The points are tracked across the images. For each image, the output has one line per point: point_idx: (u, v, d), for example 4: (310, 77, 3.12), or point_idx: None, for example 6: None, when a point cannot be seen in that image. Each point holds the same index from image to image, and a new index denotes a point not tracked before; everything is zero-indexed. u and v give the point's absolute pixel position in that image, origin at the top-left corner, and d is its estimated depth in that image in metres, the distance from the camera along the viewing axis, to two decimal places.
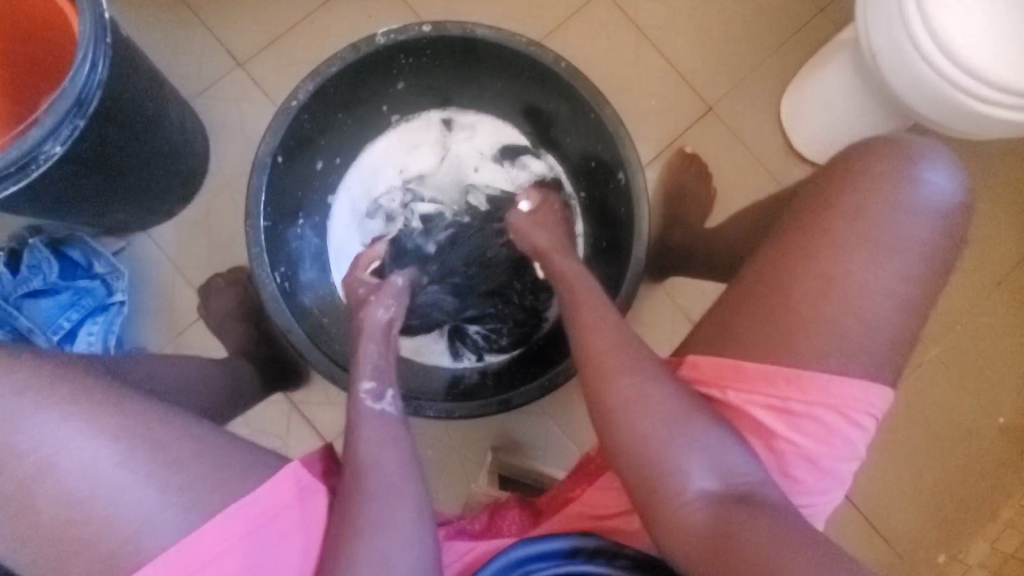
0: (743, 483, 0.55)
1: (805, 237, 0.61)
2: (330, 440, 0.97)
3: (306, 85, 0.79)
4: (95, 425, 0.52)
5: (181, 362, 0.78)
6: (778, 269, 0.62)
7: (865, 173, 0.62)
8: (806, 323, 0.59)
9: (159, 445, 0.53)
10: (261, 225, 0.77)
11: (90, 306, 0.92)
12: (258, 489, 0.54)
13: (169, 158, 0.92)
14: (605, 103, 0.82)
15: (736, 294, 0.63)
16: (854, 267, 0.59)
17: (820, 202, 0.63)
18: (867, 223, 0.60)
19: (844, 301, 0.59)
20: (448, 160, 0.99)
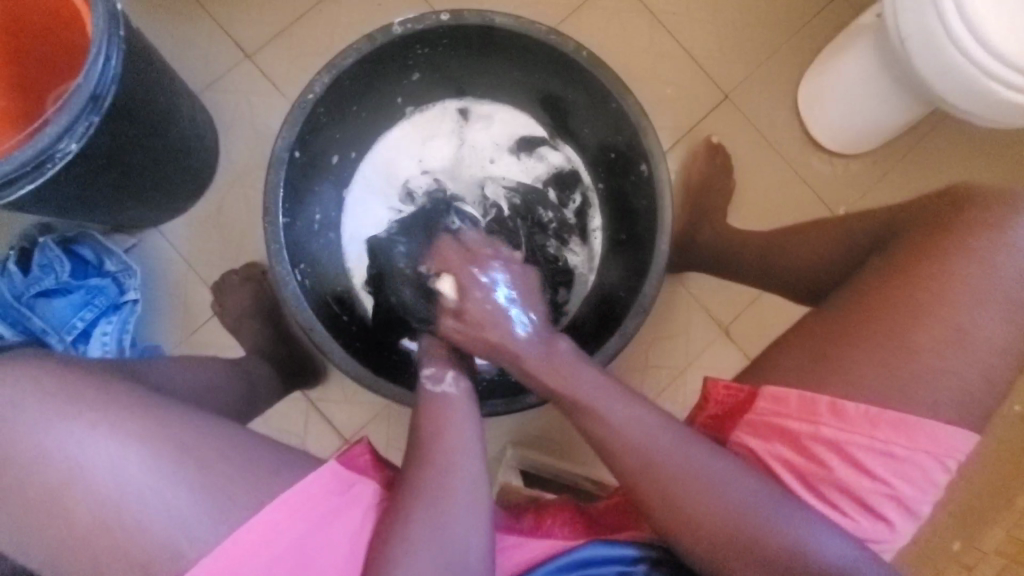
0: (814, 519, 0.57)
1: (905, 266, 0.65)
2: (349, 437, 0.97)
3: (322, 78, 0.77)
4: (126, 427, 0.51)
5: (203, 363, 0.76)
6: (889, 299, 0.64)
7: (992, 222, 0.64)
8: (915, 361, 0.61)
9: (188, 449, 0.51)
10: (279, 222, 0.75)
11: (103, 305, 0.91)
12: (302, 481, 0.53)
13: (181, 153, 0.90)
14: (627, 94, 0.80)
15: (844, 318, 0.65)
16: (969, 313, 0.62)
17: (941, 242, 0.65)
18: (986, 272, 0.63)
19: (957, 346, 0.61)
20: (464, 152, 0.98)
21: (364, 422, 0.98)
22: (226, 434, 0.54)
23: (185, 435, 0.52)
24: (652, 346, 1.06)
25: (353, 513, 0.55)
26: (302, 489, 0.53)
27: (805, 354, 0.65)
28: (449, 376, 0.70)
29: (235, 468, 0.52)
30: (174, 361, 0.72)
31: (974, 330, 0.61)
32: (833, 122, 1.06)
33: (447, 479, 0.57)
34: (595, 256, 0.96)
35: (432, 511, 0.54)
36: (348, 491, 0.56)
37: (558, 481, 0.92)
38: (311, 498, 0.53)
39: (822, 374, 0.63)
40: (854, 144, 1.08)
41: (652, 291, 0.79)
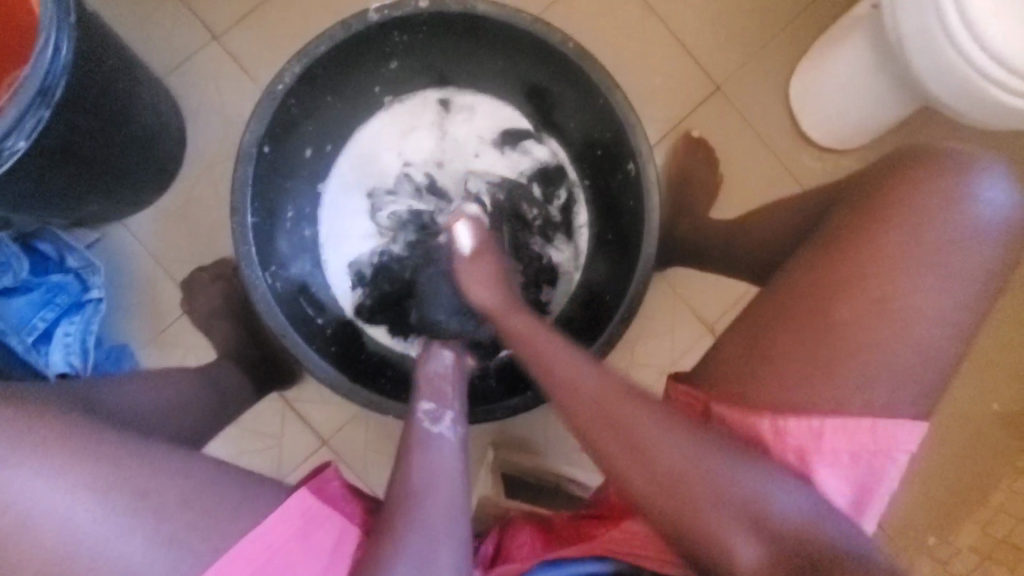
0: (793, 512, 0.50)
1: (854, 252, 0.60)
2: (326, 439, 0.95)
3: (292, 67, 0.72)
4: (78, 469, 0.49)
5: (168, 381, 0.73)
6: (822, 278, 0.61)
7: (918, 184, 0.60)
8: (847, 339, 0.58)
9: (140, 493, 0.50)
10: (247, 221, 0.71)
11: (65, 304, 0.87)
12: (265, 522, 0.53)
13: (144, 144, 0.85)
14: (615, 88, 0.76)
15: (776, 304, 0.63)
16: (905, 287, 0.58)
17: (868, 212, 0.61)
18: (915, 238, 0.59)
19: (892, 320, 0.58)
20: (446, 144, 0.94)
21: (341, 423, 0.95)
22: (178, 466, 0.53)
23: (140, 473, 0.51)
24: (636, 345, 1.04)
25: (320, 551, 0.55)
26: (265, 529, 0.53)
27: (742, 341, 0.63)
28: (448, 417, 0.67)
29: (194, 508, 0.51)
30: (130, 383, 0.68)
31: (909, 302, 0.58)
32: (825, 116, 1.04)
33: (435, 512, 0.57)
34: (580, 254, 0.93)
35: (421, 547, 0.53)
36: (317, 527, 0.56)
37: (548, 486, 0.90)
38: (273, 541, 0.53)
39: (756, 361, 0.61)
40: (846, 139, 1.05)
41: (637, 293, 0.77)
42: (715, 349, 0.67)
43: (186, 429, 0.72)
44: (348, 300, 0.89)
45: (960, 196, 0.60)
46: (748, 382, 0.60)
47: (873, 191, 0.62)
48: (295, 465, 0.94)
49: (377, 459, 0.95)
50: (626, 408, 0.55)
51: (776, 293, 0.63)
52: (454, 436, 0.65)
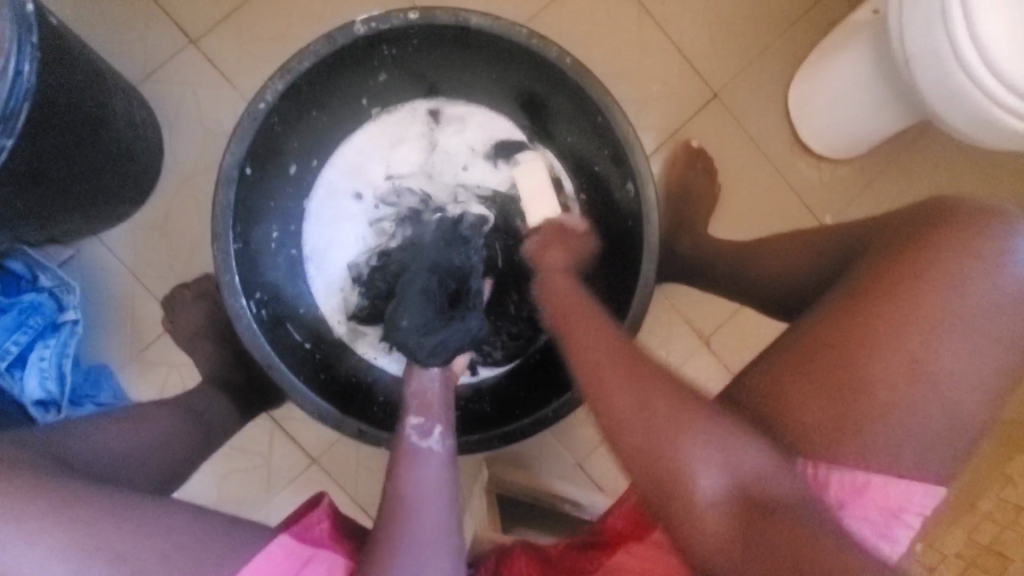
0: (759, 477, 0.51)
1: (891, 304, 0.56)
2: (317, 458, 0.93)
3: (275, 85, 0.68)
4: (47, 535, 0.46)
5: (147, 414, 0.70)
6: (846, 328, 0.57)
7: (958, 236, 0.56)
8: (876, 400, 0.55)
9: (117, 560, 0.48)
10: (230, 247, 0.68)
11: (39, 326, 0.82)
12: (252, 564, 0.51)
13: (118, 160, 0.81)
14: (614, 107, 0.74)
15: (795, 350, 0.59)
16: (941, 347, 0.55)
17: (903, 262, 0.57)
18: (955, 297, 0.55)
19: (922, 382, 0.55)
20: (437, 157, 0.90)
21: (331, 443, 0.93)
22: (157, 524, 0.50)
23: (119, 532, 0.48)
24: None
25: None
26: (253, 571, 0.51)
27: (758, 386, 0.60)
28: (437, 430, 0.66)
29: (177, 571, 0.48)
30: (107, 422, 0.65)
31: (947, 364, 0.55)
32: (826, 127, 1.01)
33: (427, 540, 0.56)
34: None
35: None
36: (303, 571, 0.54)
37: (542, 509, 0.89)
38: None
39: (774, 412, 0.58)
40: (845, 150, 1.04)
41: (635, 319, 0.76)
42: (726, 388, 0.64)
43: (169, 465, 0.69)
44: (336, 320, 0.87)
45: (985, 236, 0.56)
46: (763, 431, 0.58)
47: (911, 241, 0.58)
48: (285, 485, 0.92)
49: (368, 479, 0.93)
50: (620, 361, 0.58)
51: (795, 338, 0.60)
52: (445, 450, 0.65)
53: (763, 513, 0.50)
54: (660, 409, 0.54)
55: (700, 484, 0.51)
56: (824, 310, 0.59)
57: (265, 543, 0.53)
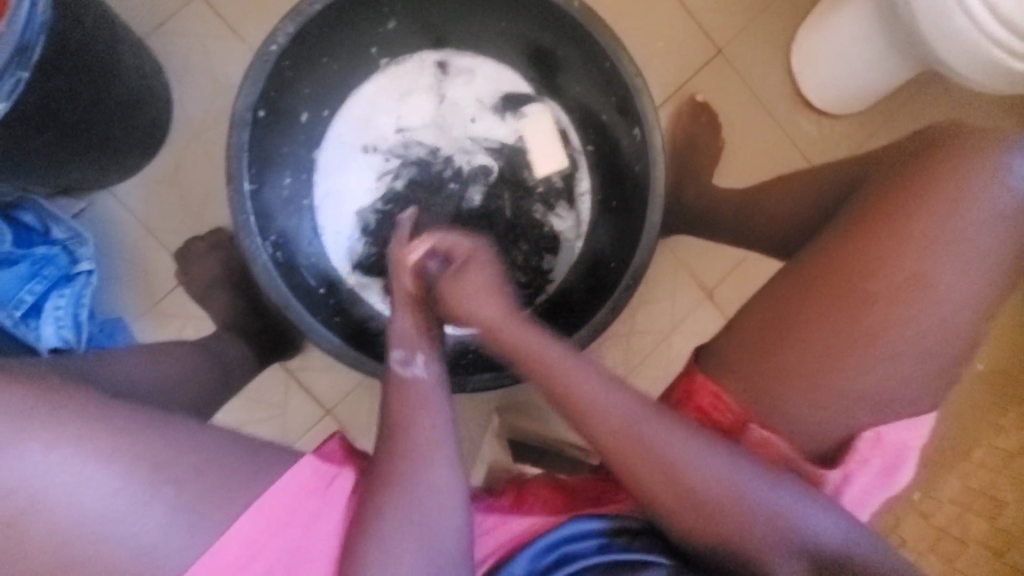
0: (829, 546, 0.55)
1: (887, 228, 0.61)
2: (331, 408, 0.95)
3: (286, 27, 0.69)
4: (93, 445, 0.50)
5: (163, 356, 0.72)
6: (854, 254, 0.61)
7: (963, 162, 0.60)
8: (880, 316, 0.60)
9: (152, 471, 0.51)
10: (244, 188, 0.69)
11: (53, 276, 0.83)
12: (279, 479, 0.54)
13: (129, 110, 0.81)
14: (621, 50, 0.74)
15: (806, 275, 0.63)
16: (934, 264, 0.60)
17: (910, 187, 0.61)
18: (958, 217, 0.60)
19: (918, 296, 0.60)
20: (444, 109, 0.91)
21: (344, 393, 0.95)
22: (187, 440, 0.53)
23: (158, 444, 0.52)
24: (638, 311, 1.05)
25: (334, 511, 0.56)
26: (282, 486, 0.54)
27: (769, 310, 0.64)
28: (420, 357, 0.62)
29: (211, 480, 0.52)
30: (128, 356, 0.68)
31: (940, 280, 0.60)
32: (827, 81, 1.03)
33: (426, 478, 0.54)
34: (582, 223, 0.92)
35: (417, 518, 0.52)
36: (329, 488, 0.56)
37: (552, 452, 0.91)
38: (291, 494, 0.54)
39: (784, 333, 0.62)
40: (847, 106, 1.05)
41: (643, 260, 0.77)
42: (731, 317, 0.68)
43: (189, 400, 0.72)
44: (346, 273, 0.87)
45: (977, 157, 0.60)
46: (774, 348, 0.62)
47: (921, 166, 0.62)
48: (299, 435, 0.94)
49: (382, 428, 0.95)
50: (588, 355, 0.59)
51: (804, 265, 0.64)
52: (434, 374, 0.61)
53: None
54: (703, 469, 0.55)
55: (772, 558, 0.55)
56: (829, 237, 0.64)
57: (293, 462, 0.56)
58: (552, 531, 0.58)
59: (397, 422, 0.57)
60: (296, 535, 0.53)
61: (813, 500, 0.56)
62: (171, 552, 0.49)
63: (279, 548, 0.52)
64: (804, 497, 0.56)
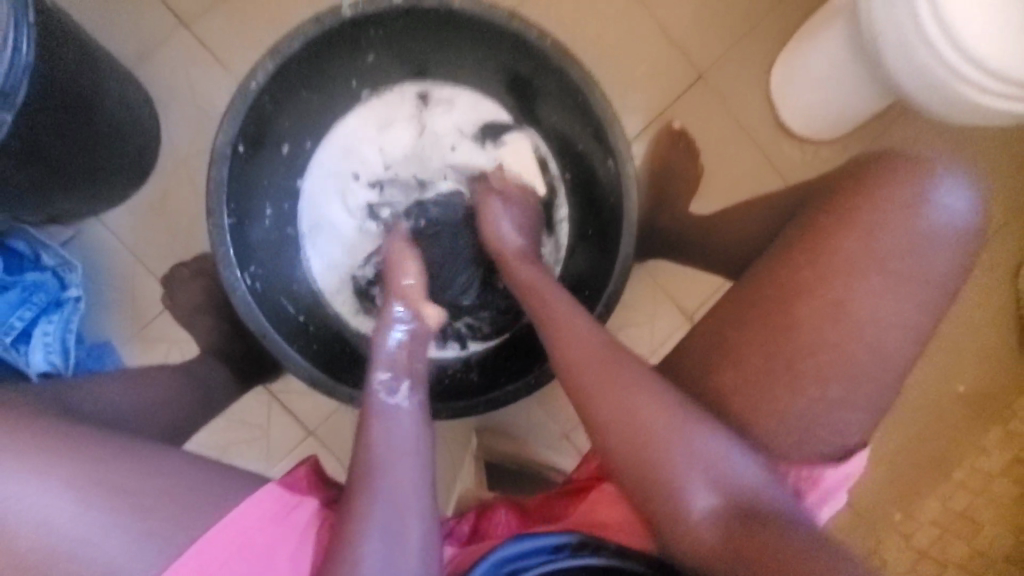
0: (745, 490, 0.60)
1: (815, 254, 0.66)
2: (314, 429, 0.97)
3: (265, 65, 0.71)
4: (69, 472, 0.52)
5: (140, 386, 0.75)
6: (783, 276, 0.67)
7: (882, 190, 0.66)
8: (815, 336, 0.65)
9: (117, 504, 0.52)
10: (225, 222, 0.71)
11: (43, 302, 0.85)
12: (239, 506, 0.55)
13: (115, 140, 0.83)
14: (594, 87, 0.76)
15: (743, 301, 0.68)
16: (859, 289, 0.64)
17: (836, 218, 0.67)
18: (882, 241, 0.65)
19: (848, 320, 0.64)
20: (425, 138, 0.93)
21: (327, 414, 0.97)
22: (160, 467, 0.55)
23: (129, 472, 0.54)
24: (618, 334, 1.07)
25: (292, 536, 0.57)
26: (241, 515, 0.55)
27: (716, 335, 0.68)
28: (404, 388, 0.67)
29: (180, 505, 0.53)
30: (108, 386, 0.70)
31: (870, 305, 0.64)
32: (806, 108, 1.04)
33: (403, 497, 0.57)
34: (561, 248, 0.94)
35: (389, 515, 0.55)
36: (287, 515, 0.58)
37: (529, 470, 0.93)
38: (249, 523, 0.55)
39: (728, 354, 0.66)
40: (825, 131, 1.06)
41: (616, 290, 0.79)
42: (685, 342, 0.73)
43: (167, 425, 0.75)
44: (336, 299, 0.90)
45: (929, 207, 0.65)
46: (723, 368, 0.66)
47: (845, 195, 0.67)
48: (283, 455, 0.96)
49: None
50: (573, 360, 0.67)
51: (744, 290, 0.69)
52: (412, 406, 0.65)
53: (750, 520, 0.58)
54: (649, 403, 0.62)
55: (693, 496, 0.59)
56: (767, 264, 0.69)
57: (254, 490, 0.58)
58: (505, 544, 0.56)
59: (386, 432, 0.61)
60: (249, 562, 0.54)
61: (743, 448, 0.61)
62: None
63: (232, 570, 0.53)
64: (736, 447, 0.61)
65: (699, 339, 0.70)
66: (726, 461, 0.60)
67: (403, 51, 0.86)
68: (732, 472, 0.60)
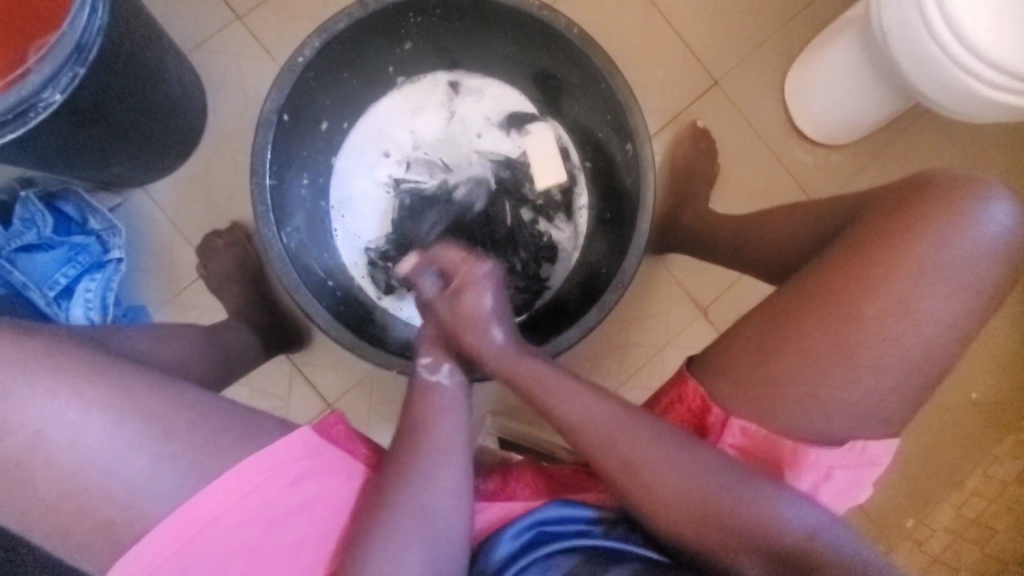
0: (806, 537, 0.58)
1: (874, 252, 0.65)
2: (333, 401, 0.99)
3: (313, 41, 0.77)
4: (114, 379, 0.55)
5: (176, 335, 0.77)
6: (839, 269, 0.66)
7: (947, 201, 0.65)
8: (858, 333, 0.64)
9: (153, 418, 0.54)
10: (266, 182, 0.76)
11: (87, 262, 0.90)
12: (273, 446, 0.56)
13: (168, 112, 0.89)
14: (616, 73, 0.81)
15: (796, 292, 0.67)
16: (919, 291, 0.64)
17: (885, 224, 0.66)
18: (935, 251, 0.64)
19: (907, 320, 0.63)
20: (454, 124, 0.98)
21: (345, 387, 0.99)
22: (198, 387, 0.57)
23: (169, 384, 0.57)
24: (633, 324, 1.09)
25: (317, 480, 0.58)
26: (271, 453, 0.55)
27: (756, 328, 0.68)
28: (447, 368, 0.71)
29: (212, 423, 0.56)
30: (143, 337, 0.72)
31: (924, 307, 0.64)
32: (819, 113, 1.08)
33: (441, 479, 0.59)
34: (579, 234, 0.98)
35: (425, 499, 0.57)
36: (317, 459, 0.58)
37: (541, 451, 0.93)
38: (278, 461, 0.56)
39: (772, 344, 0.66)
40: (838, 136, 1.10)
41: (631, 266, 0.82)
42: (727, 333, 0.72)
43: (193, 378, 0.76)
44: (359, 273, 0.94)
45: (984, 220, 0.65)
46: (759, 355, 0.66)
47: (905, 201, 0.67)
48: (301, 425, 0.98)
49: (378, 421, 0.99)
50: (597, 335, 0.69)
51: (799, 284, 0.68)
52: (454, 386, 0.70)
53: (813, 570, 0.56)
54: (672, 463, 0.61)
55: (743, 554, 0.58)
56: (829, 259, 0.67)
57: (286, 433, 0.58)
58: (540, 509, 0.61)
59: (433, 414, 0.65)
60: (272, 499, 0.55)
61: (794, 496, 0.59)
62: (173, 483, 0.53)
63: (258, 504, 0.54)
64: (784, 497, 0.59)
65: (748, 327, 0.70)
66: (779, 514, 0.58)
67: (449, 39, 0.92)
68: (791, 525, 0.58)
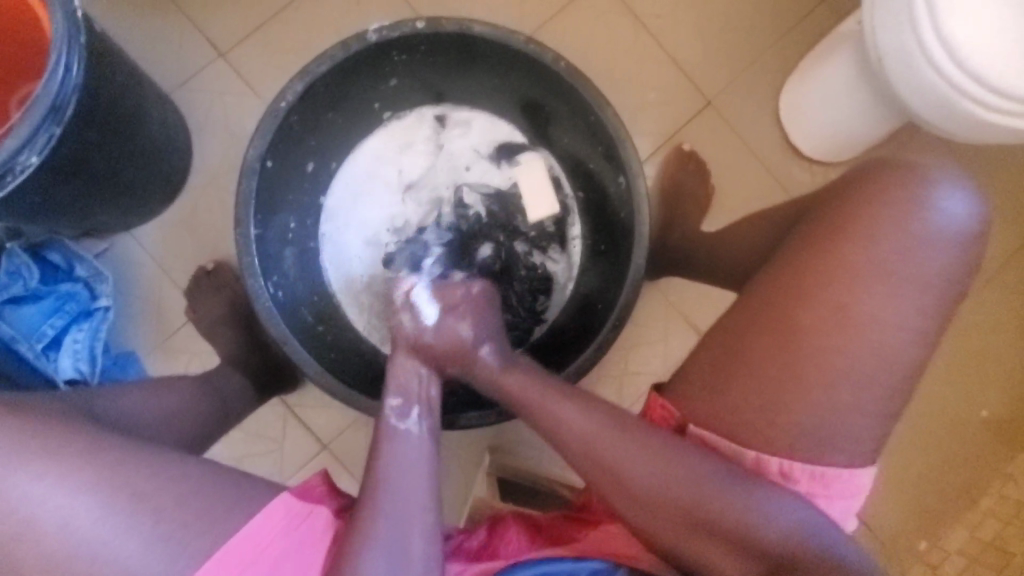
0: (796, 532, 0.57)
1: (824, 265, 0.63)
2: (327, 442, 0.97)
3: (295, 85, 0.75)
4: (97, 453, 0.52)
5: (159, 395, 0.74)
6: (790, 287, 0.63)
7: (891, 198, 0.63)
8: (833, 363, 0.61)
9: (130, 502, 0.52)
10: (251, 232, 0.74)
11: (74, 311, 0.89)
12: (249, 522, 0.54)
13: (151, 158, 0.88)
14: (606, 105, 0.79)
15: (749, 313, 0.65)
16: (890, 309, 0.61)
17: (845, 231, 0.63)
18: (876, 252, 0.62)
19: (874, 341, 0.61)
20: (442, 158, 0.96)
21: (339, 428, 0.97)
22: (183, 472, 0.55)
23: None
24: (631, 351, 1.07)
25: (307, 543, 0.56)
26: (253, 530, 0.53)
27: (719, 356, 0.66)
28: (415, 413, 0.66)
29: (193, 505, 0.53)
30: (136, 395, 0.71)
31: (903, 331, 0.61)
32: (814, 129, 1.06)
33: (410, 532, 0.56)
34: (573, 265, 0.96)
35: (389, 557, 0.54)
36: (303, 523, 0.57)
37: (546, 492, 0.92)
38: (263, 538, 0.54)
39: (732, 367, 0.64)
40: (834, 153, 1.08)
41: (627, 301, 0.79)
42: (689, 355, 0.70)
43: (195, 424, 0.76)
44: (353, 311, 0.93)
45: (955, 232, 0.62)
46: (719, 383, 0.64)
47: (848, 203, 0.64)
48: (296, 468, 0.97)
49: None
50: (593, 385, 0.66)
51: (753, 303, 0.66)
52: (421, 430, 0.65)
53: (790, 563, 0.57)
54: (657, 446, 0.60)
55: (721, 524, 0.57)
56: (781, 272, 0.65)
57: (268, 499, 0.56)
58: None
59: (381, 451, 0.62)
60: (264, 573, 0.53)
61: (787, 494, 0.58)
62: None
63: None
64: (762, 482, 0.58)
65: (708, 348, 0.67)
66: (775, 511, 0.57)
67: (428, 70, 0.89)
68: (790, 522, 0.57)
